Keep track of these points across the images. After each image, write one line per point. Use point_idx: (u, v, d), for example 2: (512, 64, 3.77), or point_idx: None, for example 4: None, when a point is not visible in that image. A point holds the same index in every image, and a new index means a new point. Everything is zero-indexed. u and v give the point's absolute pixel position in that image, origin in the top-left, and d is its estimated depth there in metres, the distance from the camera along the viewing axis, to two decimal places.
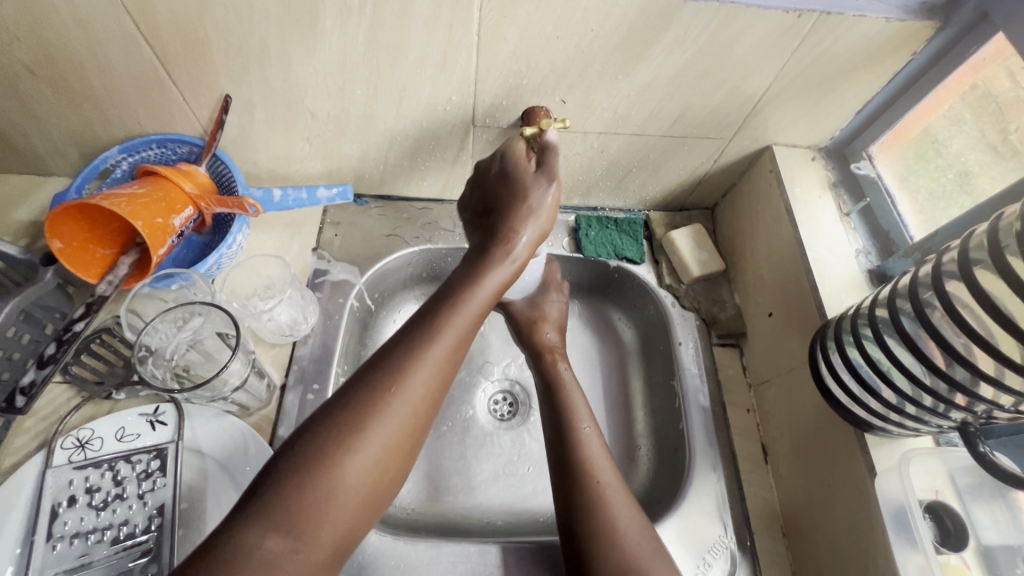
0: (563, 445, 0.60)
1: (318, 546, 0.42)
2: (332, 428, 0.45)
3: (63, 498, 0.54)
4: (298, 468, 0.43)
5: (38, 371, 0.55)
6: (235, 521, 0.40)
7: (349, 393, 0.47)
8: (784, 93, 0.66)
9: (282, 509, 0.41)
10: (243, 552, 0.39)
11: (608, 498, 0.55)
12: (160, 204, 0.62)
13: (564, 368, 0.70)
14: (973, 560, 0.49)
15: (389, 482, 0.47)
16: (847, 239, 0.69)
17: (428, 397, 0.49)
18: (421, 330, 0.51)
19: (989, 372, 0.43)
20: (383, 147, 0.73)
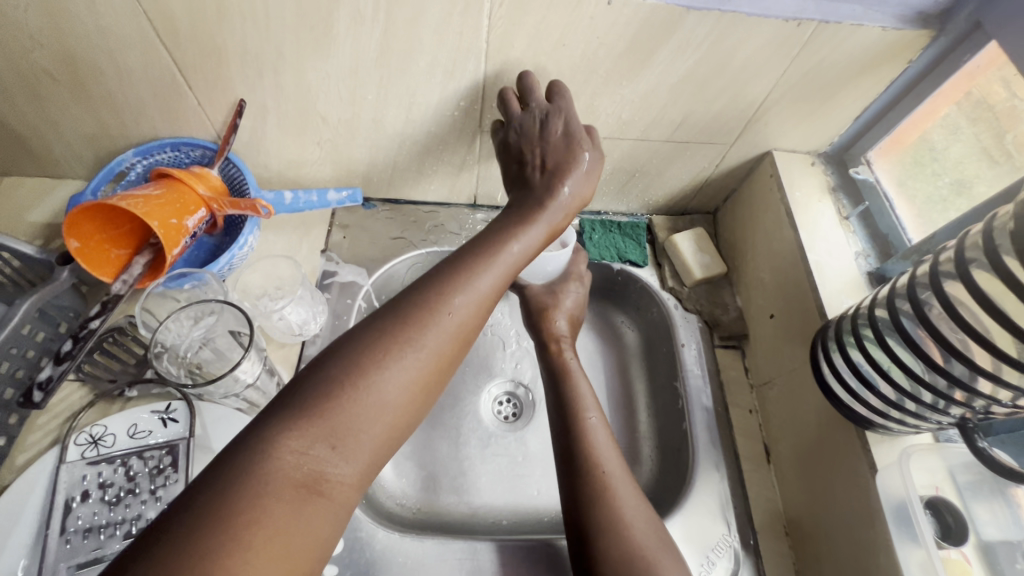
0: (571, 432, 0.62)
1: (354, 465, 0.42)
2: (373, 348, 0.45)
3: (76, 493, 0.55)
4: (337, 383, 0.43)
5: (55, 367, 0.56)
6: (268, 434, 0.39)
7: (387, 317, 0.48)
8: (783, 100, 0.67)
9: (324, 423, 0.41)
10: (280, 467, 0.38)
11: (614, 490, 0.56)
12: (175, 205, 0.63)
13: (571, 358, 0.71)
14: (972, 555, 0.50)
15: (419, 409, 0.47)
16: (846, 242, 0.70)
17: (468, 324, 0.51)
18: (461, 266, 0.53)
19: (987, 367, 0.44)
20: (392, 152, 0.75)
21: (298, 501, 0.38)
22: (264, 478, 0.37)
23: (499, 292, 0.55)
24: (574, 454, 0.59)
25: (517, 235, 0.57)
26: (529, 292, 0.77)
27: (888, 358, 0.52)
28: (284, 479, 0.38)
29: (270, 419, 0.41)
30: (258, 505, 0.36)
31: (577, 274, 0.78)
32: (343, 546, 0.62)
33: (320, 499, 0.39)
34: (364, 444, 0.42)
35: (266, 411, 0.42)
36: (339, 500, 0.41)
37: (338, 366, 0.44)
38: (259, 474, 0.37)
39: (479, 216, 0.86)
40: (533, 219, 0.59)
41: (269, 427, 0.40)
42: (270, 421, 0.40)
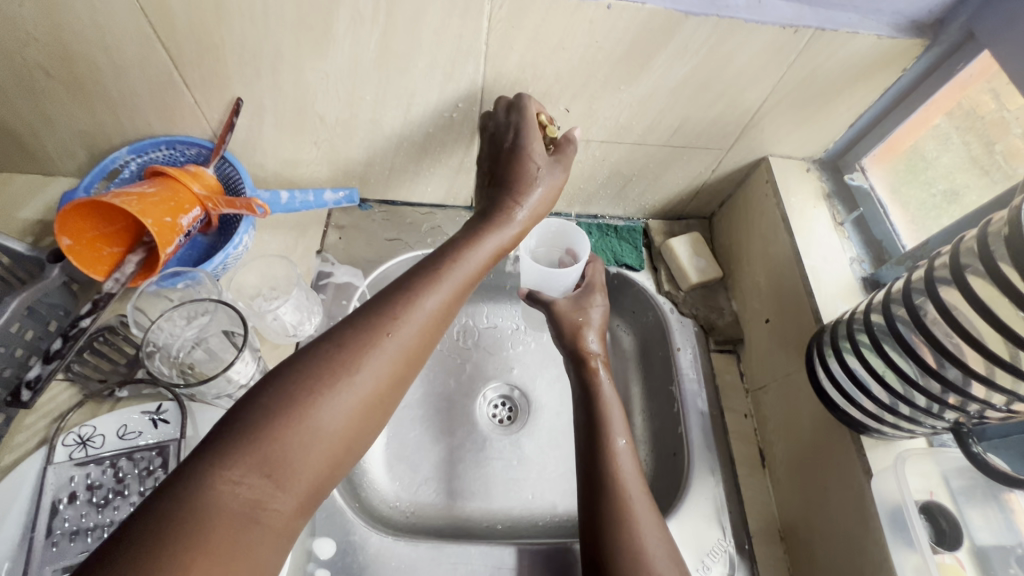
0: (597, 459, 0.59)
1: (292, 494, 0.40)
2: (313, 373, 0.43)
3: (64, 494, 0.54)
4: (276, 409, 0.41)
5: (45, 366, 0.55)
6: (202, 467, 0.37)
7: (331, 342, 0.46)
8: (779, 106, 0.68)
9: (260, 451, 0.39)
10: (216, 497, 0.36)
11: (637, 519, 0.54)
12: (169, 204, 0.63)
13: (604, 379, 0.68)
14: (967, 560, 0.50)
15: (364, 436, 0.45)
16: (842, 248, 0.70)
17: (417, 346, 0.49)
18: (408, 289, 0.52)
19: (980, 371, 0.45)
20: (390, 153, 0.74)
21: (237, 533, 0.36)
22: (199, 510, 0.35)
23: (448, 313, 0.53)
24: (599, 481, 0.57)
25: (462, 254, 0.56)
26: (561, 306, 0.73)
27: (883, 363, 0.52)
28: (222, 510, 0.36)
29: (212, 447, 0.38)
30: (195, 538, 0.34)
31: (597, 287, 0.76)
32: (335, 549, 0.61)
33: (258, 530, 0.37)
34: (303, 472, 0.40)
35: (205, 437, 0.40)
36: (277, 532, 0.39)
37: (277, 389, 0.42)
38: (199, 501, 0.36)
39: None
40: (482, 236, 0.58)
41: (205, 459, 0.38)
42: (206, 447, 0.39)
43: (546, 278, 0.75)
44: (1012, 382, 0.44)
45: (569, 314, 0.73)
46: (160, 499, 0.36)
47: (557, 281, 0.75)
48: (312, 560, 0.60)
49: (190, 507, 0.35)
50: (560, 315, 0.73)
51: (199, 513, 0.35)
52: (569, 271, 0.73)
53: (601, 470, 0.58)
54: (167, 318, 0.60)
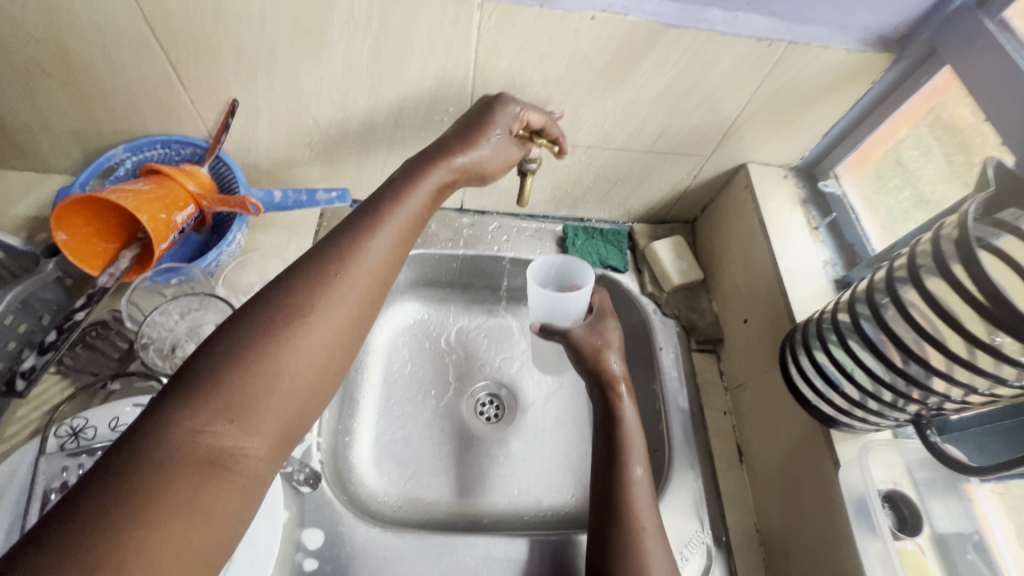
0: (613, 486, 0.59)
1: (260, 437, 0.42)
2: (267, 321, 0.45)
3: (56, 484, 0.55)
4: (233, 356, 0.42)
5: (39, 357, 0.56)
6: (166, 418, 0.38)
7: (282, 289, 0.47)
8: (756, 115, 0.71)
9: (222, 397, 0.40)
10: (182, 443, 0.38)
11: (646, 550, 0.54)
12: (164, 201, 0.64)
13: (628, 406, 0.67)
14: (927, 546, 0.52)
15: (328, 378, 0.47)
16: (816, 251, 0.73)
17: (369, 289, 0.51)
18: (352, 238, 0.53)
19: (940, 367, 0.47)
20: (382, 154, 0.76)
21: (203, 476, 0.37)
22: (165, 460, 0.36)
23: (393, 258, 0.55)
24: (613, 508, 0.58)
25: (402, 202, 0.58)
26: (585, 334, 0.73)
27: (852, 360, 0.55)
28: (187, 458, 0.37)
29: (172, 400, 0.39)
30: (163, 487, 0.35)
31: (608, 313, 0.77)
32: (323, 539, 0.62)
33: (230, 475, 0.39)
34: (266, 415, 0.42)
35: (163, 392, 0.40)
36: (248, 474, 0.40)
37: (230, 340, 0.43)
38: (164, 457, 0.37)
39: (466, 220, 0.88)
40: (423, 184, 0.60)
41: (168, 411, 0.39)
42: (168, 398, 0.40)
43: (555, 304, 0.75)
44: (966, 376, 0.46)
45: (590, 338, 0.73)
46: (118, 457, 0.36)
47: (563, 308, 0.75)
48: (300, 551, 0.61)
49: (152, 462, 0.36)
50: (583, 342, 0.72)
51: (163, 466, 0.36)
52: (574, 294, 0.73)
53: (615, 497, 0.58)
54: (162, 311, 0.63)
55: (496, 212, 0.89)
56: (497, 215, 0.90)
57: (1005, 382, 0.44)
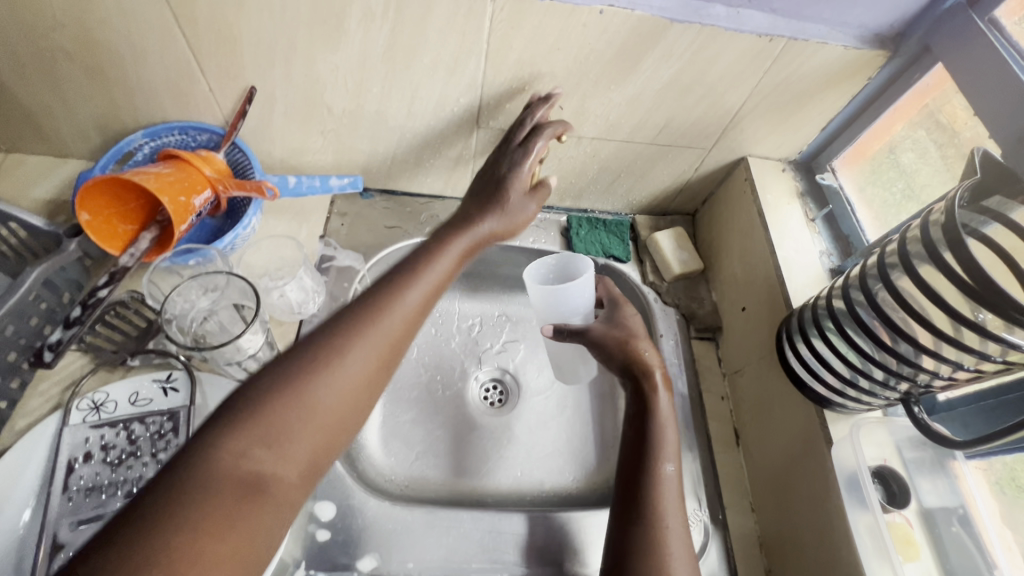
0: (640, 480, 0.60)
1: (292, 466, 0.43)
2: (305, 362, 0.47)
3: (79, 454, 0.58)
4: (274, 390, 0.45)
5: (65, 330, 0.58)
6: (209, 441, 0.41)
7: (322, 332, 0.50)
8: (756, 110, 0.74)
9: (260, 427, 0.43)
10: (219, 466, 0.40)
11: (668, 547, 0.54)
12: (183, 183, 0.66)
13: (663, 398, 0.66)
14: (914, 519, 0.55)
15: (357, 416, 0.49)
16: (812, 241, 0.76)
17: (403, 334, 0.53)
18: (390, 287, 0.55)
19: (928, 346, 0.50)
20: (392, 144, 0.78)
21: (238, 497, 0.39)
22: (205, 481, 0.39)
23: (428, 306, 0.57)
24: (637, 506, 0.58)
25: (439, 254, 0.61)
26: (620, 324, 0.71)
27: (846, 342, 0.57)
28: (223, 477, 0.40)
29: (215, 425, 0.42)
30: (201, 504, 0.38)
31: (623, 301, 0.76)
32: (334, 512, 0.65)
33: (262, 499, 0.41)
34: (300, 446, 0.44)
35: (207, 418, 0.43)
36: (280, 500, 0.42)
37: (270, 378, 0.46)
38: (203, 474, 0.39)
39: None
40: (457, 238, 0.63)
41: (211, 434, 0.42)
42: (211, 425, 0.42)
43: (559, 299, 0.73)
44: (954, 354, 0.49)
45: (622, 326, 0.71)
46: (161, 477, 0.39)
47: (569, 300, 0.73)
48: (312, 522, 0.63)
49: (193, 482, 0.38)
50: (616, 330, 0.70)
51: (203, 485, 0.39)
52: (575, 285, 0.71)
53: (642, 495, 0.58)
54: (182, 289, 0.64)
55: None
56: None
57: (990, 358, 0.46)
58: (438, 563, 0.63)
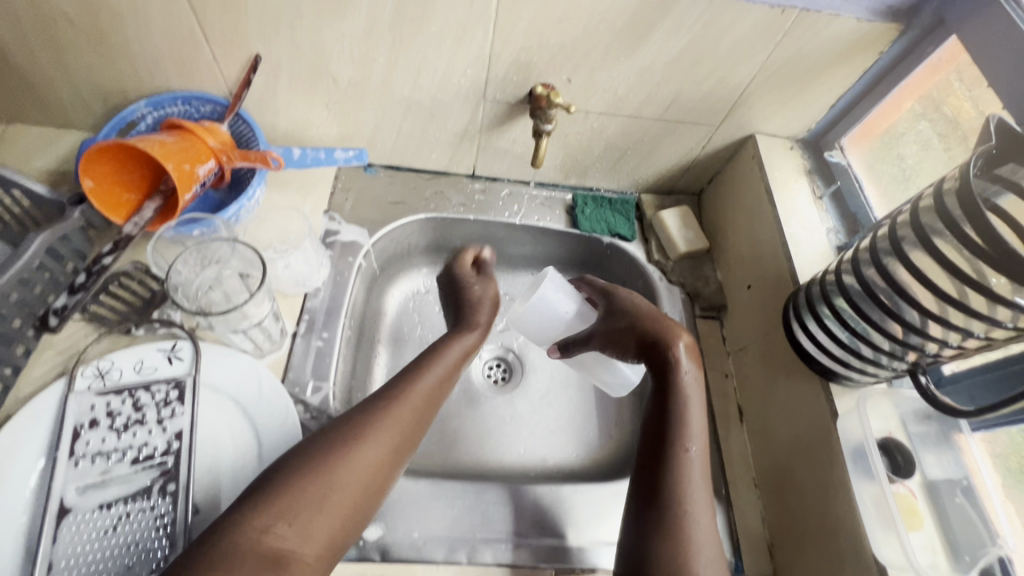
0: (663, 463, 0.56)
1: (309, 544, 0.50)
2: (329, 450, 0.54)
3: (85, 420, 0.58)
4: (297, 472, 0.52)
5: (70, 296, 0.60)
6: (240, 517, 0.49)
7: (346, 421, 0.58)
8: (765, 85, 0.73)
9: (282, 505, 0.50)
10: (247, 541, 0.47)
11: (691, 537, 0.52)
12: (187, 152, 0.66)
13: (688, 376, 0.61)
14: (917, 490, 0.55)
15: (372, 499, 0.55)
16: (820, 219, 0.75)
17: (414, 422, 0.60)
18: (402, 379, 0.63)
19: (934, 310, 0.51)
20: (398, 116, 0.78)
21: (260, 569, 0.46)
22: (232, 554, 0.46)
23: (437, 396, 0.64)
24: (659, 492, 0.54)
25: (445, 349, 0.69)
26: (635, 303, 0.67)
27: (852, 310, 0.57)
28: (249, 553, 0.46)
29: (246, 502, 0.50)
30: (227, 572, 0.45)
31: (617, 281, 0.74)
32: None
33: (281, 569, 0.47)
34: (317, 526, 0.51)
35: (243, 495, 0.51)
36: (298, 574, 0.48)
37: (295, 461, 0.53)
38: (232, 548, 0.46)
39: (478, 186, 0.90)
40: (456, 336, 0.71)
41: (242, 510, 0.49)
42: (244, 501, 0.50)
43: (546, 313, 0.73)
44: (964, 320, 0.49)
45: (638, 305, 0.66)
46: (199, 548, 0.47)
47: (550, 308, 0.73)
48: None
49: (222, 552, 0.46)
50: (626, 309, 0.66)
51: (230, 556, 0.46)
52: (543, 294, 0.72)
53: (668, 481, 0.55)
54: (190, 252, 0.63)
55: (507, 179, 0.91)
56: (509, 182, 0.91)
57: (1002, 324, 0.47)
58: (442, 534, 0.63)
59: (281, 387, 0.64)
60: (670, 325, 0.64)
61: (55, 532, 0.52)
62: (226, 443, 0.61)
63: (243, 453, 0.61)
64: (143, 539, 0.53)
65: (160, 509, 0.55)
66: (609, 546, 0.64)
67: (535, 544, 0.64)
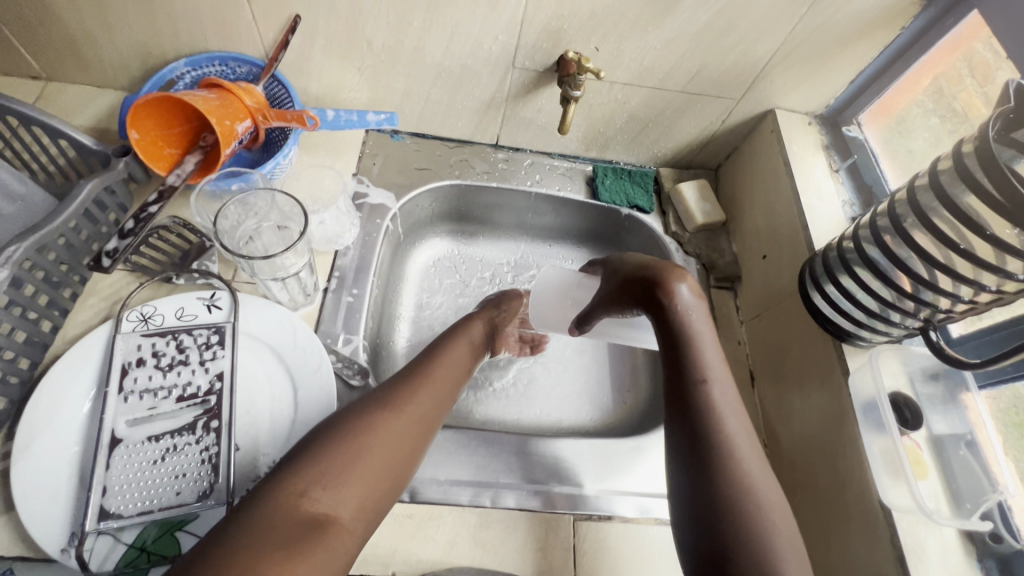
0: (694, 421, 0.53)
1: (345, 509, 0.49)
2: (360, 422, 0.55)
3: (132, 359, 0.61)
4: (328, 443, 0.52)
5: (121, 241, 0.59)
6: (275, 486, 0.48)
7: (372, 398, 0.58)
8: (787, 58, 0.75)
9: (316, 472, 0.50)
10: (285, 507, 0.47)
11: (752, 489, 0.50)
12: (228, 109, 0.68)
13: (694, 319, 0.59)
14: (923, 443, 0.58)
15: (405, 466, 0.56)
16: (836, 192, 0.78)
17: (437, 398, 0.62)
18: (423, 362, 0.65)
19: (939, 259, 0.54)
20: (428, 83, 0.80)
21: (299, 533, 0.45)
22: (270, 518, 0.46)
23: (457, 376, 0.66)
24: (703, 454, 0.52)
25: (461, 334, 0.71)
26: (625, 257, 0.67)
27: (866, 267, 0.60)
28: (287, 515, 0.46)
29: (280, 473, 0.50)
30: (267, 535, 0.44)
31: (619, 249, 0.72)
32: None
33: (320, 531, 0.47)
34: (353, 492, 0.51)
35: (277, 466, 0.51)
36: (338, 537, 0.48)
37: (325, 433, 0.54)
38: (269, 511, 0.46)
39: (501, 156, 0.92)
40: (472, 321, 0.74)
41: (277, 480, 0.49)
42: (277, 471, 0.50)
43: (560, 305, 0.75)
44: (974, 272, 0.52)
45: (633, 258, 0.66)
46: (238, 517, 0.46)
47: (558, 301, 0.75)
48: None
49: (261, 519, 0.45)
50: (621, 265, 0.66)
51: (268, 520, 0.45)
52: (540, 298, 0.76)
53: (702, 419, 0.53)
54: (239, 203, 0.66)
55: (529, 149, 0.93)
56: (530, 152, 0.93)
57: (1013, 276, 0.49)
58: (466, 478, 0.66)
59: (314, 336, 0.67)
60: (665, 266, 0.62)
61: (108, 459, 0.55)
62: (263, 388, 0.64)
63: (279, 398, 0.64)
64: (189, 469, 0.56)
65: (204, 442, 0.58)
66: (620, 495, 0.67)
67: (553, 491, 0.66)
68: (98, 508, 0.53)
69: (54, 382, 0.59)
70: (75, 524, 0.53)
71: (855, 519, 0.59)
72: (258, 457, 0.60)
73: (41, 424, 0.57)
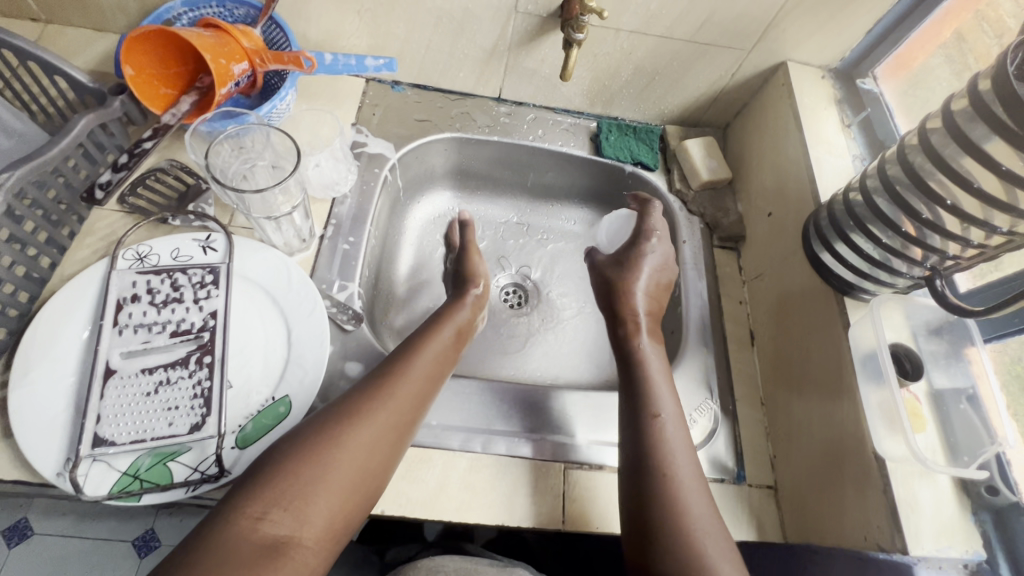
0: (641, 445, 0.57)
1: (309, 527, 0.47)
2: (321, 434, 0.52)
3: (127, 294, 0.61)
4: (290, 458, 0.49)
5: (114, 173, 0.65)
6: (231, 508, 0.46)
7: (336, 406, 0.55)
8: (800, 6, 0.72)
9: (273, 490, 0.47)
10: (239, 531, 0.44)
11: (692, 517, 0.52)
12: (224, 48, 0.66)
13: (645, 347, 0.68)
14: (922, 396, 0.57)
15: (376, 476, 0.53)
16: (846, 146, 0.75)
17: (413, 404, 0.58)
18: (397, 361, 0.61)
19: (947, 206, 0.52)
20: (429, 29, 0.78)
21: (255, 560, 0.43)
22: (224, 543, 0.43)
23: (437, 376, 0.62)
24: (653, 483, 0.54)
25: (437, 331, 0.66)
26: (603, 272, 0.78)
27: (870, 211, 0.59)
28: (241, 542, 0.43)
29: (239, 491, 0.47)
30: (221, 563, 0.42)
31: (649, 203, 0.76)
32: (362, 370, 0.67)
33: (278, 552, 0.44)
34: (316, 511, 0.48)
35: (239, 481, 0.49)
36: (299, 560, 0.45)
37: (288, 446, 0.51)
38: (222, 539, 0.43)
39: (504, 109, 0.90)
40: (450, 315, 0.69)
41: (235, 499, 0.46)
42: (236, 489, 0.48)
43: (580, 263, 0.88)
44: (984, 213, 0.50)
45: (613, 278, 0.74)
46: (193, 540, 0.44)
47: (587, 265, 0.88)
48: (343, 378, 0.66)
49: (215, 544, 0.43)
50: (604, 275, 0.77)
51: (223, 545, 0.43)
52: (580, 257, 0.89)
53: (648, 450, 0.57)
54: (234, 139, 0.67)
55: (533, 104, 0.91)
56: (534, 107, 0.91)
57: None
58: (460, 424, 0.66)
59: (309, 280, 0.67)
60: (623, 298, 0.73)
61: (102, 389, 0.56)
62: (255, 331, 0.64)
63: (272, 340, 0.64)
64: (181, 402, 0.56)
65: (197, 377, 0.58)
66: (612, 447, 0.67)
67: (546, 439, 0.67)
68: (92, 434, 0.54)
69: (51, 313, 0.59)
70: (70, 450, 0.54)
71: (851, 476, 0.58)
72: (250, 395, 0.60)
73: (39, 354, 0.57)
